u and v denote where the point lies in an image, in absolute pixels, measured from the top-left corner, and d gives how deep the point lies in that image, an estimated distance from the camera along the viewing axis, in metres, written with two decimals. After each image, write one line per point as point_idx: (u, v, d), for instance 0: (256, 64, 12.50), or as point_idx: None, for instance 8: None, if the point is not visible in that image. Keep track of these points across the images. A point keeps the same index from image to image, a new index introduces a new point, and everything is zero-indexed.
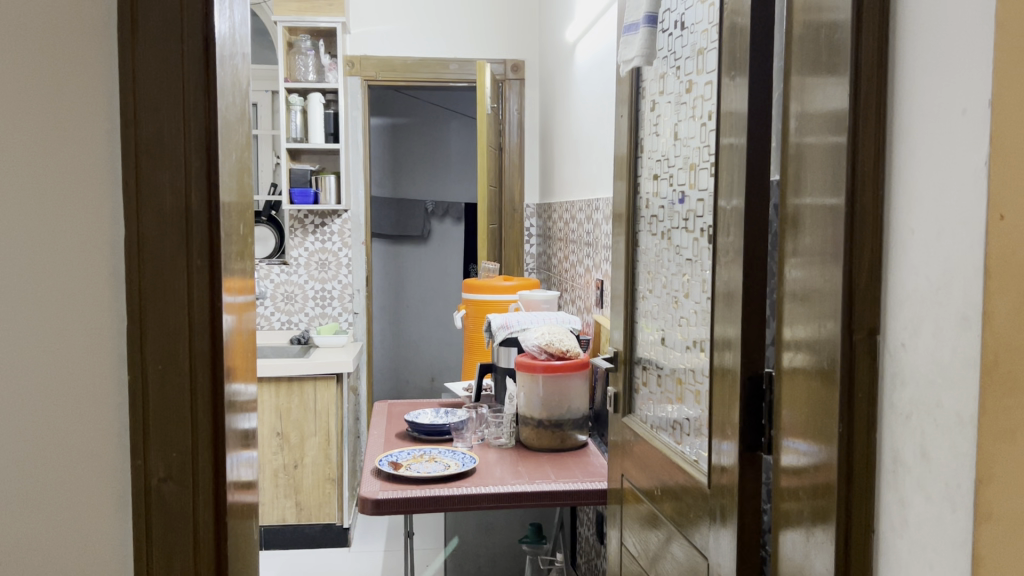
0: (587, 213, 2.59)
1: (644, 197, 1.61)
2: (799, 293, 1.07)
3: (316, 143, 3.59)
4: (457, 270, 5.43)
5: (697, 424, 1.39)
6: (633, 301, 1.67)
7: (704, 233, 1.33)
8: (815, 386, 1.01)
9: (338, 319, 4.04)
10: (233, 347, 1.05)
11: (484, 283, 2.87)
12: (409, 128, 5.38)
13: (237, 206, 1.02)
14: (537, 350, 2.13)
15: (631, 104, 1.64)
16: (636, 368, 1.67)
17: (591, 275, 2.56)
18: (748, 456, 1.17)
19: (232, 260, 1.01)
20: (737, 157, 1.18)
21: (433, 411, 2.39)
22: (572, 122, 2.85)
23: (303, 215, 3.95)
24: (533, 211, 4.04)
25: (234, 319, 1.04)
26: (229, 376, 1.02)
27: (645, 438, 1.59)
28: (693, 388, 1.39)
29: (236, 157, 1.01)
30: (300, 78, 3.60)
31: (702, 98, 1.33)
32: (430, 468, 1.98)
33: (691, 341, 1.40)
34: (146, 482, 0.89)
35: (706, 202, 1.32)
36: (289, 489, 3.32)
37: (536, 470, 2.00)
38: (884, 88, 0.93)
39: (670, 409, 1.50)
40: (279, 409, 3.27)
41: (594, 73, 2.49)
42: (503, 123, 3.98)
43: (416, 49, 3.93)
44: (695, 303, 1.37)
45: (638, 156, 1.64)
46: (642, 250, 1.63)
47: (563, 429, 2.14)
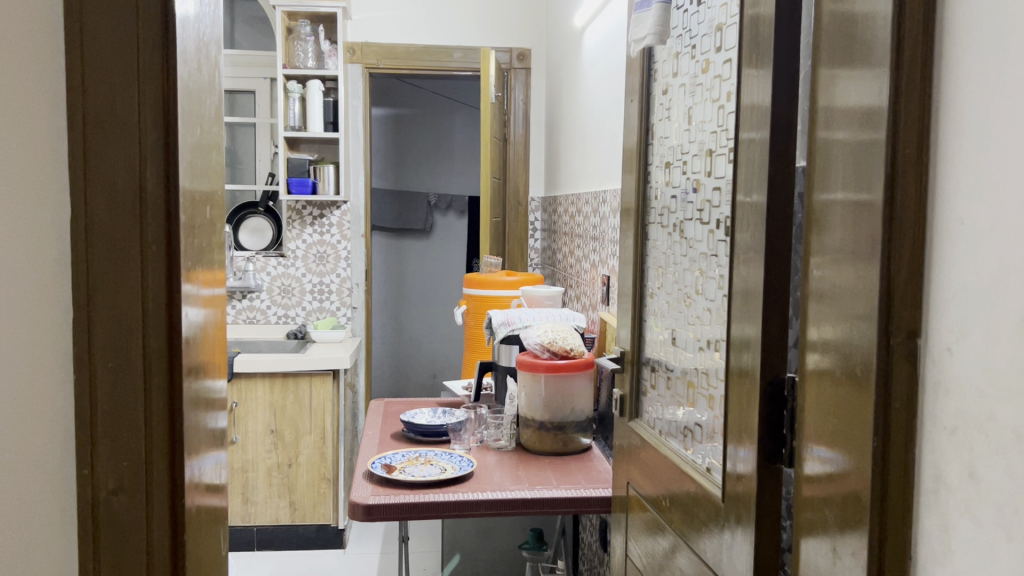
0: (593, 205, 2.49)
1: (655, 188, 1.50)
2: (824, 293, 0.97)
3: (315, 133, 3.50)
4: (459, 265, 5.36)
5: (710, 431, 1.28)
6: (641, 298, 1.57)
7: (720, 225, 1.22)
8: (847, 395, 0.91)
9: (336, 313, 3.96)
10: (207, 341, 0.95)
11: (484, 277, 2.78)
12: (412, 119, 5.29)
13: (207, 189, 0.92)
14: (539, 348, 2.03)
15: (641, 89, 1.53)
16: (644, 370, 1.56)
17: (597, 271, 2.46)
18: (766, 468, 1.07)
19: (202, 247, 0.90)
20: (759, 142, 1.07)
21: (430, 411, 2.30)
22: (578, 112, 2.75)
23: (301, 206, 3.87)
24: (538, 204, 3.95)
25: (209, 310, 0.95)
26: (201, 370, 0.92)
27: (654, 445, 1.48)
28: (706, 393, 1.29)
29: (206, 135, 0.91)
30: (299, 65, 3.51)
31: (720, 78, 1.23)
32: (425, 471, 1.88)
33: (703, 341, 1.29)
34: (93, 494, 0.79)
35: (722, 191, 1.21)
36: (283, 489, 3.23)
37: (537, 475, 1.89)
38: (929, 62, 0.83)
39: (680, 414, 1.40)
40: (273, 406, 3.18)
41: (603, 59, 2.39)
42: (508, 114, 3.88)
43: (420, 37, 3.83)
44: (709, 301, 1.26)
45: (649, 144, 1.54)
46: (652, 244, 1.52)
47: (566, 431, 2.03)
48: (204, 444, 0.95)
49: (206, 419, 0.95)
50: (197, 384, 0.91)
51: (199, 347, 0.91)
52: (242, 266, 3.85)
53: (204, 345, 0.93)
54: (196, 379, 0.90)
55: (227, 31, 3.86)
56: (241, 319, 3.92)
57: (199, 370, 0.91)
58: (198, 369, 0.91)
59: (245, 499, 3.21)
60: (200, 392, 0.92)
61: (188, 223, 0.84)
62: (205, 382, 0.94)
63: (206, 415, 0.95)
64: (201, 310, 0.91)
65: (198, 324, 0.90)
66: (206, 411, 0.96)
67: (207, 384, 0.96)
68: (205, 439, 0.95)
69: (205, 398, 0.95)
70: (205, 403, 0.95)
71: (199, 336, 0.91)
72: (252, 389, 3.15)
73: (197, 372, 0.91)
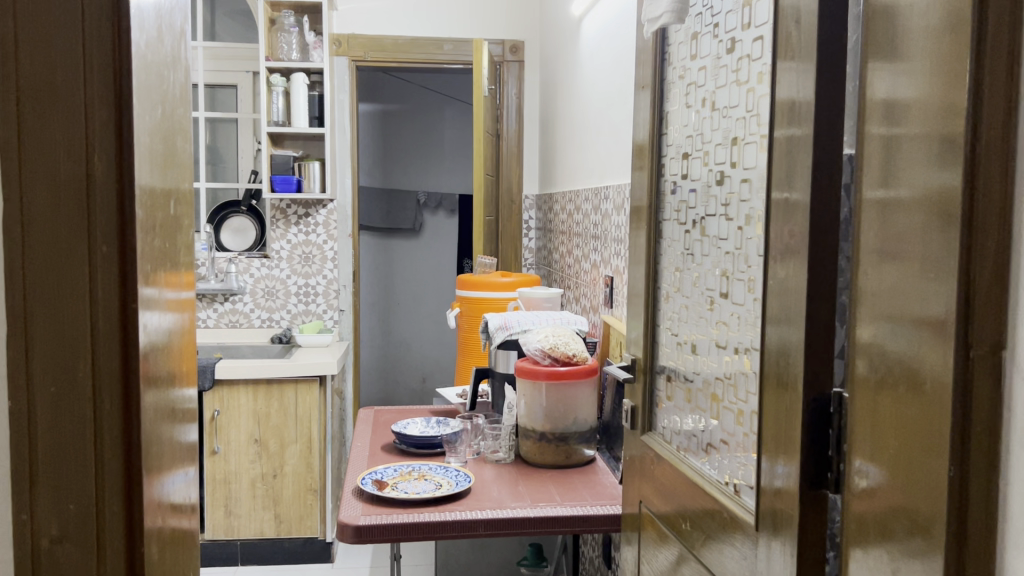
0: (593, 202, 2.38)
1: (670, 182, 1.38)
2: (882, 297, 0.85)
3: (299, 128, 3.37)
4: (449, 265, 5.26)
5: (736, 449, 1.16)
6: (654, 301, 1.45)
7: (750, 221, 1.10)
8: (915, 412, 0.79)
9: (322, 316, 3.83)
10: (178, 351, 0.82)
11: (478, 279, 2.65)
12: (400, 114, 5.17)
13: (171, 179, 0.79)
14: (540, 354, 1.91)
15: (654, 74, 1.41)
16: (659, 379, 1.44)
17: (598, 271, 2.34)
18: (810, 493, 0.95)
19: (167, 245, 0.77)
20: (799, 128, 0.95)
21: (423, 421, 2.18)
22: (576, 104, 2.63)
23: (285, 205, 3.74)
24: (532, 202, 3.85)
25: (177, 313, 0.82)
26: (170, 380, 0.79)
27: (671, 462, 1.35)
28: (732, 407, 1.16)
29: (171, 116, 0.78)
30: (282, 57, 3.38)
31: (748, 59, 1.11)
32: (419, 488, 1.75)
33: (729, 349, 1.17)
34: (33, 543, 0.66)
35: (753, 183, 1.09)
36: (268, 501, 3.09)
37: (539, 491, 1.77)
38: (1017, 30, 0.71)
39: (701, 428, 1.28)
40: (257, 414, 3.05)
41: (604, 47, 2.27)
42: (501, 108, 3.77)
43: (408, 28, 3.70)
44: (737, 305, 1.14)
45: (662, 134, 1.42)
46: (666, 243, 1.40)
47: (569, 443, 1.91)
48: (174, 459, 0.82)
49: (177, 433, 0.82)
50: (166, 394, 0.78)
51: (167, 355, 0.78)
52: (224, 267, 3.72)
53: (173, 353, 0.80)
54: (162, 391, 0.77)
55: (208, 22, 3.72)
56: (222, 323, 3.78)
57: (166, 384, 0.78)
58: (165, 382, 0.78)
59: (228, 512, 3.08)
60: (169, 402, 0.79)
61: (147, 219, 0.71)
62: (175, 391, 0.81)
63: (176, 429, 0.82)
64: (168, 314, 0.78)
65: (165, 331, 0.77)
66: (177, 423, 0.83)
67: (178, 394, 0.83)
68: (175, 453, 0.82)
69: (176, 409, 0.82)
70: (176, 415, 0.82)
71: (167, 344, 0.77)
72: (234, 397, 3.02)
73: (165, 382, 0.78)
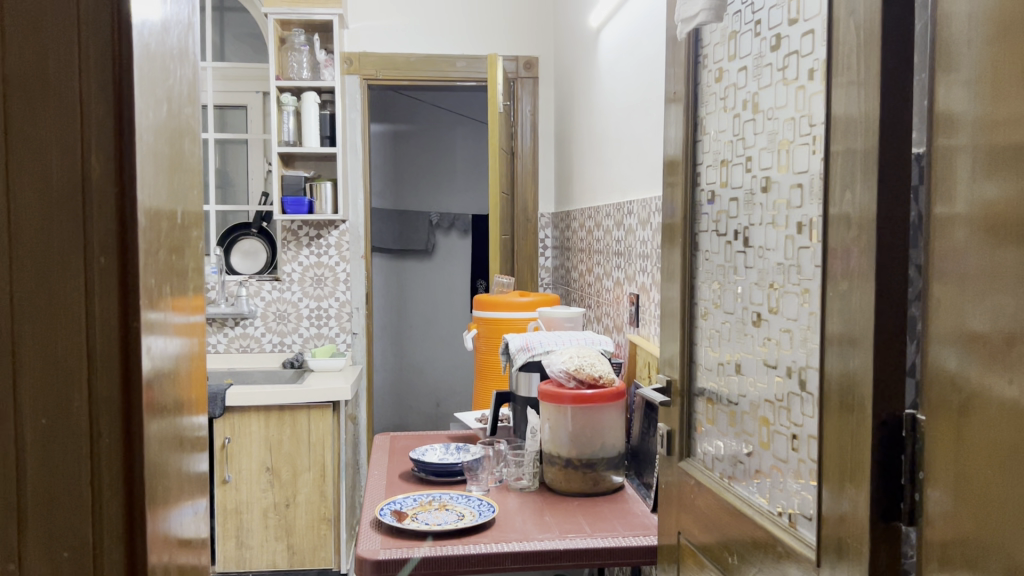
0: (615, 218, 2.30)
1: (707, 192, 1.31)
2: (963, 310, 0.77)
3: (310, 148, 3.32)
4: (462, 287, 5.33)
5: (790, 477, 1.07)
6: (692, 318, 1.37)
7: (802, 229, 1.02)
8: (1009, 438, 0.70)
9: (335, 340, 3.77)
10: (186, 377, 0.74)
11: (496, 298, 2.57)
12: (411, 134, 5.26)
13: (180, 187, 0.69)
14: (564, 376, 1.83)
15: (688, 78, 1.34)
16: (697, 400, 1.36)
17: (621, 289, 2.27)
18: (880, 525, 0.86)
19: (177, 260, 0.68)
20: (861, 126, 0.87)
21: (442, 447, 2.09)
22: (595, 119, 2.57)
23: (296, 226, 3.69)
24: (548, 220, 3.86)
25: (186, 337, 0.73)
26: (177, 408, 0.71)
27: (714, 490, 1.26)
28: (785, 431, 1.08)
29: (170, 111, 0.66)
30: (292, 76, 3.33)
31: (797, 55, 1.03)
32: (441, 519, 1.66)
33: (779, 369, 1.08)
34: None
35: (804, 189, 1.02)
36: (280, 531, 3.00)
37: (567, 520, 1.68)
38: None
39: (748, 454, 1.19)
40: (269, 442, 2.97)
41: (623, 57, 2.22)
42: (516, 126, 3.80)
43: (422, 45, 3.73)
44: (789, 321, 1.06)
45: (698, 141, 1.34)
46: (704, 257, 1.32)
47: (596, 470, 1.82)
48: (184, 493, 0.74)
49: (186, 463, 0.74)
50: (172, 423, 0.70)
51: (174, 382, 0.69)
52: (235, 290, 3.67)
53: (181, 379, 0.72)
54: (169, 419, 0.68)
55: (217, 45, 3.74)
56: (233, 347, 3.71)
57: (173, 412, 0.69)
58: (172, 409, 0.69)
59: (239, 543, 2.99)
60: (176, 431, 0.71)
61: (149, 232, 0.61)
62: (182, 420, 0.73)
63: (186, 458, 0.74)
64: (176, 337, 0.69)
65: (172, 357, 0.68)
66: (186, 452, 0.74)
67: (186, 421, 0.74)
68: (184, 485, 0.74)
69: (184, 438, 0.73)
70: (185, 444, 0.74)
71: (173, 370, 0.69)
72: (246, 424, 2.95)
73: (171, 411, 0.69)
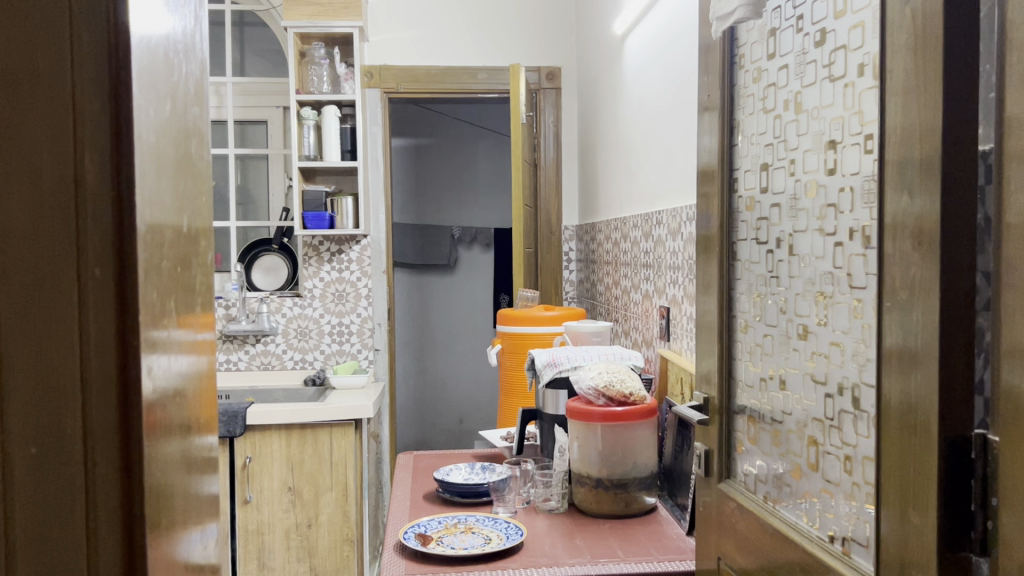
0: (643, 229, 2.24)
1: (744, 199, 1.25)
2: None
3: (331, 162, 3.29)
4: (485, 301, 5.35)
5: (844, 501, 0.99)
6: (730, 330, 1.30)
7: (853, 235, 0.96)
8: None
9: (357, 356, 3.76)
10: (198, 394, 0.68)
11: (520, 313, 2.51)
12: (432, 148, 5.31)
13: (186, 194, 0.63)
14: (594, 393, 1.76)
15: (723, 79, 1.28)
16: (737, 418, 1.29)
17: (650, 302, 2.21)
18: (948, 556, 0.79)
19: (184, 274, 0.62)
20: (918, 123, 0.80)
21: (467, 467, 2.03)
22: (619, 128, 2.53)
23: (317, 242, 3.70)
24: (572, 233, 3.86)
25: (197, 353, 0.67)
26: (188, 430, 0.66)
27: (758, 514, 1.19)
28: (837, 452, 1.01)
29: (177, 113, 0.61)
30: (312, 90, 3.32)
31: (844, 50, 0.97)
32: (467, 543, 1.60)
33: (829, 386, 1.02)
34: None
35: (854, 192, 0.95)
36: (303, 552, 2.96)
37: (598, 544, 1.60)
38: None
39: (795, 476, 1.11)
40: (291, 461, 2.93)
41: (649, 62, 2.18)
42: (538, 138, 3.82)
43: (443, 58, 3.76)
44: (839, 334, 0.99)
45: (733, 146, 1.28)
46: (741, 267, 1.26)
47: (628, 491, 1.74)
48: (197, 520, 0.68)
49: (198, 487, 0.69)
50: (183, 443, 0.64)
51: (183, 403, 0.64)
52: (255, 307, 3.65)
53: (192, 399, 0.66)
54: (178, 444, 0.62)
55: (238, 60, 3.85)
56: (254, 365, 3.70)
57: (183, 431, 0.64)
58: (181, 432, 0.63)
59: (261, 565, 2.94)
60: (187, 457, 0.65)
61: (145, 241, 0.54)
62: (194, 440, 0.67)
63: (198, 480, 0.69)
64: (187, 352, 0.64)
65: (180, 374, 0.63)
66: (198, 474, 0.69)
67: (198, 442, 0.69)
68: (196, 509, 0.68)
69: (196, 461, 0.68)
70: (197, 466, 0.69)
71: (183, 387, 0.63)
72: (267, 441, 2.92)
73: (180, 430, 0.63)
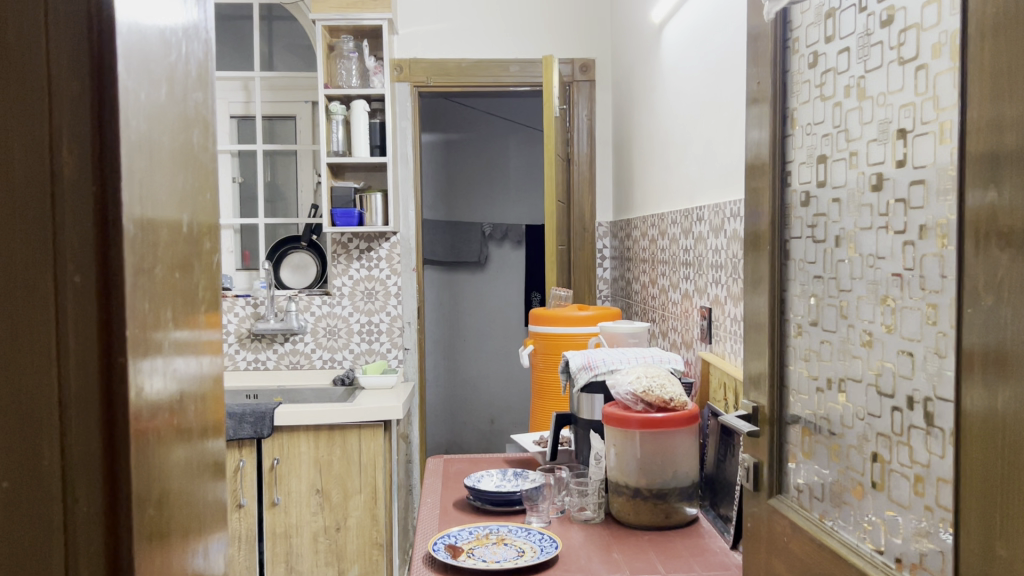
0: (682, 225, 2.16)
1: (799, 192, 1.16)
2: None
3: (360, 157, 3.23)
4: (517, 299, 5.29)
5: (914, 526, 0.90)
6: (782, 334, 1.22)
7: (925, 233, 0.87)
8: None
9: (386, 356, 3.72)
10: (210, 400, 0.61)
11: (553, 313, 2.44)
12: (463, 143, 5.25)
13: (187, 190, 0.56)
14: (632, 399, 1.68)
15: (776, 65, 1.20)
16: (790, 429, 1.20)
17: (690, 302, 2.13)
18: None
19: (186, 280, 0.55)
20: (1005, 109, 0.71)
21: (499, 473, 1.96)
22: (656, 120, 2.45)
23: (346, 239, 3.66)
24: (606, 230, 3.78)
25: (207, 357, 0.60)
26: (201, 434, 0.58)
27: (816, 535, 1.10)
28: (906, 471, 0.92)
29: (177, 99, 0.54)
30: (341, 84, 3.27)
31: (916, 29, 0.88)
32: (499, 555, 1.53)
33: (897, 399, 0.93)
34: None
35: (926, 186, 0.86)
36: (331, 556, 3.01)
37: (637, 558, 1.52)
38: None
39: (857, 495, 1.02)
40: (319, 463, 2.98)
41: (688, 49, 2.09)
42: (571, 132, 3.75)
43: (473, 50, 3.70)
44: (909, 341, 0.90)
45: (786, 136, 1.19)
46: (795, 266, 1.17)
47: (668, 501, 1.66)
48: (212, 539, 0.61)
49: (213, 515, 0.62)
50: (192, 452, 0.57)
51: (191, 419, 0.56)
52: (283, 305, 3.63)
53: (200, 412, 0.59)
54: (185, 468, 0.55)
55: (267, 54, 3.84)
56: (283, 364, 3.68)
57: (193, 437, 0.56)
58: (189, 454, 0.56)
59: (289, 568, 3.00)
60: (197, 481, 0.58)
61: (133, 242, 0.47)
62: (206, 457, 0.60)
63: (215, 489, 0.62)
64: (194, 356, 0.57)
65: (186, 381, 0.55)
66: (214, 486, 0.62)
67: (213, 446, 0.62)
68: (214, 519, 0.62)
69: (209, 475, 0.61)
70: (212, 474, 0.61)
71: (189, 400, 0.56)
72: (295, 445, 2.97)
73: (188, 451, 0.56)
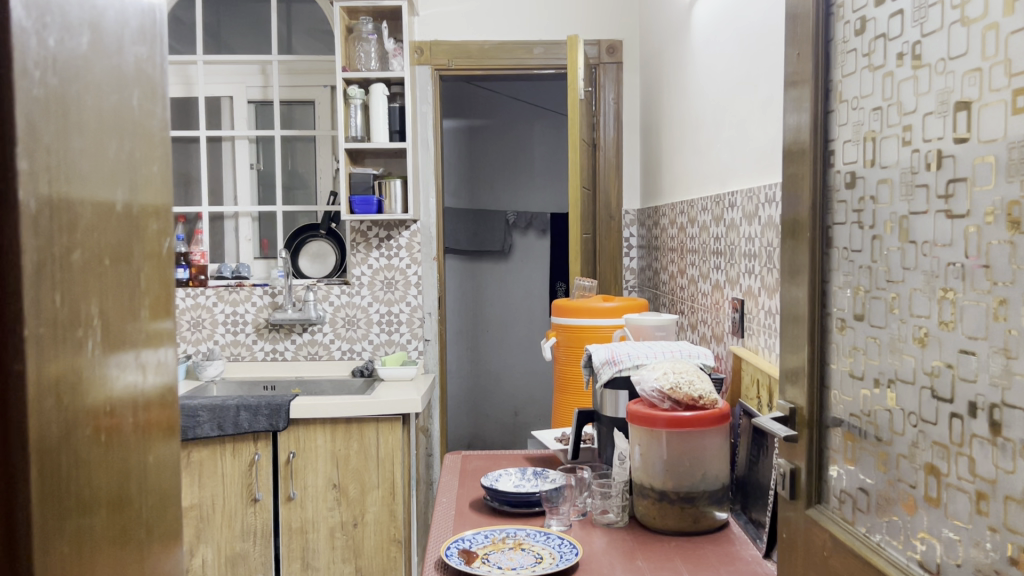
0: (712, 211, 2.06)
1: (843, 174, 1.05)
2: None
3: (378, 142, 3.15)
4: (541, 290, 5.20)
5: (977, 549, 0.80)
6: (823, 330, 1.11)
7: (994, 217, 0.76)
8: None
9: (407, 347, 3.65)
10: (158, 409, 0.51)
11: (576, 304, 2.34)
12: (487, 129, 5.16)
13: (123, 160, 0.46)
14: (658, 396, 1.58)
15: (818, 34, 1.09)
16: (831, 433, 1.10)
17: (720, 293, 2.03)
18: None
19: (122, 269, 0.46)
20: None
21: (517, 473, 1.88)
22: (686, 101, 2.34)
23: (366, 228, 3.59)
24: (633, 218, 3.68)
25: (151, 358, 0.50)
26: (145, 447, 0.49)
27: (863, 551, 0.99)
28: (967, 486, 0.81)
29: (110, 48, 0.45)
30: (360, 67, 3.19)
31: None
32: (515, 562, 1.44)
33: (957, 405, 0.82)
34: None
35: (995, 162, 0.75)
36: (348, 552, 2.96)
37: (663, 566, 1.43)
38: None
39: (910, 510, 0.91)
40: (336, 456, 2.93)
41: (721, 23, 1.98)
42: (597, 116, 3.64)
43: (496, 33, 3.61)
44: (972, 339, 0.79)
45: (829, 113, 1.09)
46: (838, 256, 1.07)
47: (697, 505, 1.56)
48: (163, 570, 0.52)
49: (166, 543, 0.53)
50: (132, 470, 0.47)
51: (129, 432, 0.46)
52: (302, 295, 3.58)
53: (143, 421, 0.49)
54: (121, 490, 0.45)
55: (285, 37, 3.78)
56: (301, 355, 3.64)
57: (133, 458, 0.47)
58: (126, 472, 0.46)
59: (305, 565, 2.95)
60: (140, 503, 0.48)
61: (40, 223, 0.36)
62: (153, 472, 0.50)
63: (166, 511, 0.53)
64: (132, 355, 0.47)
65: (122, 386, 0.45)
66: (165, 506, 0.53)
67: (163, 460, 0.52)
68: (165, 547, 0.53)
69: (158, 494, 0.51)
70: (161, 493, 0.52)
71: (125, 409, 0.46)
72: (311, 438, 2.92)
73: (128, 469, 0.46)
